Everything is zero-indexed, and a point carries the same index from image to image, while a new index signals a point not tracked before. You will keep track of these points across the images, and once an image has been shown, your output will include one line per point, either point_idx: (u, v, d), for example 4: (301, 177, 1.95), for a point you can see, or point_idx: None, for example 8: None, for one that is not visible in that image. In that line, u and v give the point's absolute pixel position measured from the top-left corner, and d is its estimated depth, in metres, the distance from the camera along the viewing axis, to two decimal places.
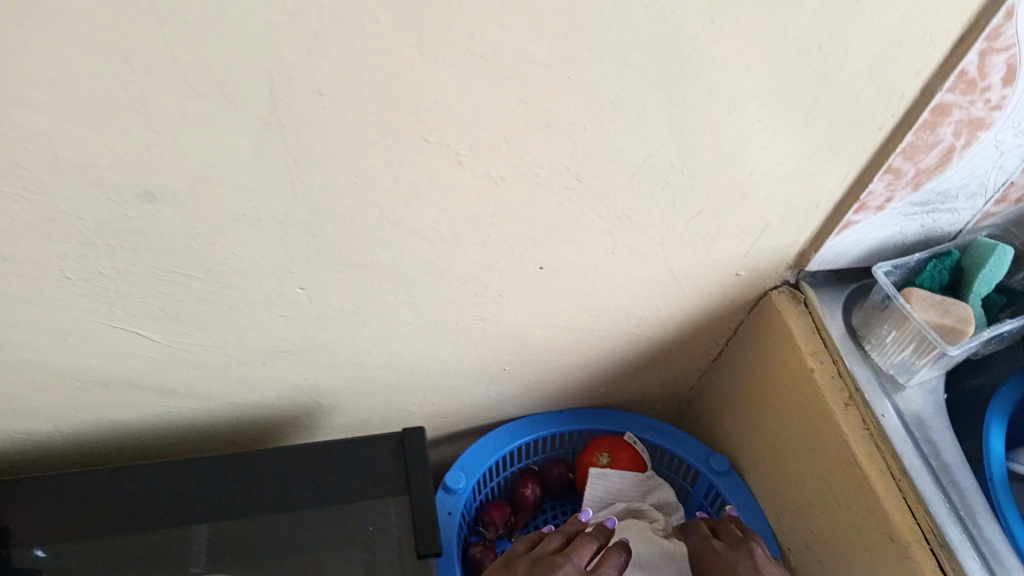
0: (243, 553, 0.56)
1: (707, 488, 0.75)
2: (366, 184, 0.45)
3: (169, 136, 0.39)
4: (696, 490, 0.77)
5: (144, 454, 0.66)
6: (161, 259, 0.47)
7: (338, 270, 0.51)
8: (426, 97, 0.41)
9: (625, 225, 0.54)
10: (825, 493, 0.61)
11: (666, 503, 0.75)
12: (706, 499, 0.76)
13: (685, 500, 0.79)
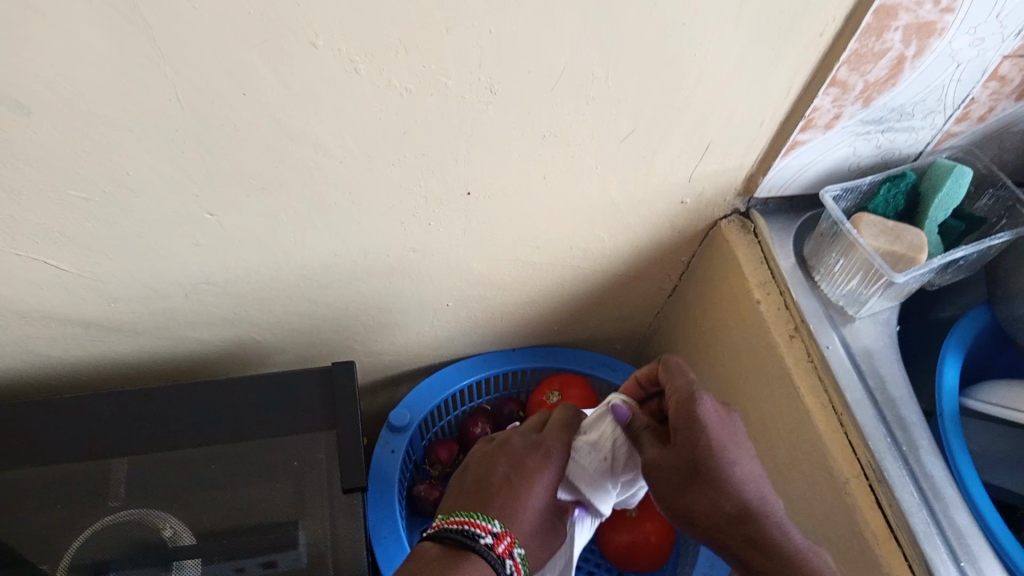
0: (163, 488, 0.55)
1: None
2: (257, 96, 0.42)
3: (22, 40, 0.36)
4: None
5: (76, 387, 0.65)
6: (48, 181, 0.45)
7: (244, 193, 0.49)
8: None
9: (553, 146, 0.51)
10: (769, 429, 0.59)
11: None
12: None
13: None
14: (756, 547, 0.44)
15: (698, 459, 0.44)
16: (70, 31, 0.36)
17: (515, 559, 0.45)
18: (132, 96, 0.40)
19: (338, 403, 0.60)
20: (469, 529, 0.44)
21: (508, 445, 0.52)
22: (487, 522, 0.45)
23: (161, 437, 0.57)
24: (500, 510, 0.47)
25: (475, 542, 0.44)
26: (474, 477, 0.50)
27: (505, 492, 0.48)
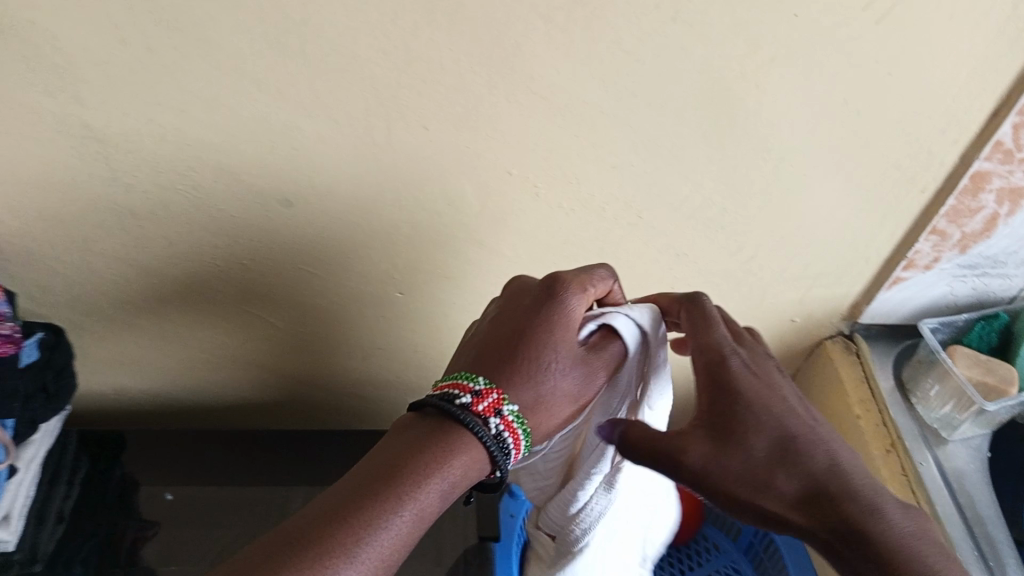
0: None
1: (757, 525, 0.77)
2: (459, 206, 0.55)
3: (303, 153, 0.51)
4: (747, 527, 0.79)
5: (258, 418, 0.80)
6: (286, 255, 0.60)
7: (429, 279, 0.62)
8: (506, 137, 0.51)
9: (686, 262, 0.61)
10: None
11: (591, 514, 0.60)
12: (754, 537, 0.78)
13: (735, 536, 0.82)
14: (841, 527, 0.42)
15: (779, 455, 0.43)
16: (338, 150, 0.51)
17: (502, 419, 0.44)
18: (367, 197, 0.55)
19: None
20: (444, 394, 0.44)
21: (521, 302, 0.49)
22: (470, 381, 0.45)
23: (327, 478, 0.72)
24: (487, 371, 0.46)
25: (450, 403, 0.44)
26: (489, 345, 0.47)
27: (503, 356, 0.46)
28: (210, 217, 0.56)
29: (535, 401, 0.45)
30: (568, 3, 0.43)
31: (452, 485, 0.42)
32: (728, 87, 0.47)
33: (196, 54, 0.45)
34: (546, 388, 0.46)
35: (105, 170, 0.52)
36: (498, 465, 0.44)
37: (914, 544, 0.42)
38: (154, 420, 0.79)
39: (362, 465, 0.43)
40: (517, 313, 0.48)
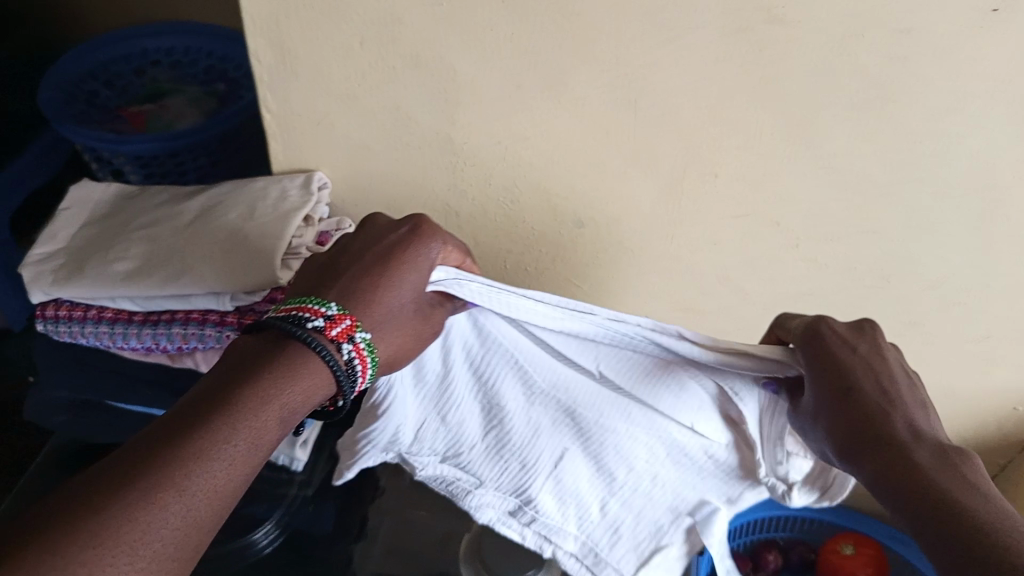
0: None
1: None
2: (722, 247, 0.67)
3: (609, 187, 0.65)
4: None
5: None
6: (564, 271, 0.73)
7: (679, 308, 0.74)
8: (783, 181, 0.61)
9: (916, 329, 0.70)
10: None
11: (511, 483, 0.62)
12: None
13: None
14: (893, 482, 0.42)
15: (823, 413, 0.47)
16: (639, 187, 0.64)
17: (354, 343, 0.50)
18: (649, 228, 0.68)
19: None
20: (295, 315, 0.49)
21: (381, 236, 0.54)
22: (323, 305, 0.50)
23: None
24: (349, 291, 0.51)
25: (305, 325, 0.48)
26: (317, 275, 0.53)
27: (359, 284, 0.51)
28: (513, 227, 0.70)
29: (381, 333, 0.52)
30: (869, 93, 0.55)
31: (292, 410, 0.46)
32: (995, 169, 0.58)
33: (554, 88, 0.59)
34: (384, 322, 0.52)
35: (449, 178, 0.68)
36: (339, 391, 0.49)
37: (940, 487, 0.41)
38: None
39: (204, 389, 0.46)
40: (381, 250, 0.53)
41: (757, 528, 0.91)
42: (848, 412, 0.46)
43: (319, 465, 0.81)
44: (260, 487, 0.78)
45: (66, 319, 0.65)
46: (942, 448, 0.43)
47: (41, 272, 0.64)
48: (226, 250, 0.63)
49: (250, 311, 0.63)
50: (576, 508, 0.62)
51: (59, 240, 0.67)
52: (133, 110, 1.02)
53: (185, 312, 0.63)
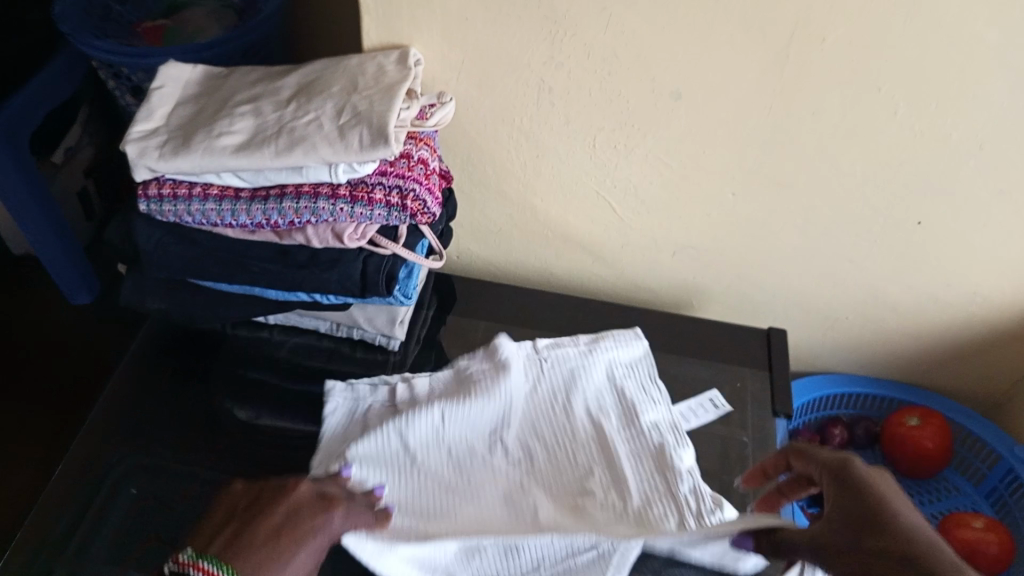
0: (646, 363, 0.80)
1: (1004, 472, 0.89)
2: (819, 116, 0.69)
3: (710, 55, 0.66)
4: (993, 473, 0.90)
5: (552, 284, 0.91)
6: (657, 148, 0.74)
7: (767, 184, 0.76)
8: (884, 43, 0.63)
9: (1005, 199, 0.73)
10: None
11: (481, 416, 0.71)
12: (1001, 481, 0.89)
13: (977, 481, 0.93)
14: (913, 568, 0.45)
15: (849, 535, 0.50)
16: (741, 54, 0.65)
17: None
18: (746, 99, 0.68)
19: (770, 355, 0.81)
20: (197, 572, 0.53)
21: (268, 516, 0.58)
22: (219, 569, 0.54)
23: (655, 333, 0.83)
24: (249, 563, 0.55)
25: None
26: (227, 530, 0.57)
27: (272, 545, 0.57)
28: (610, 102, 0.71)
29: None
30: None
31: None
32: None
33: None
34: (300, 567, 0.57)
35: (549, 53, 0.68)
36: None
37: None
38: (470, 267, 0.92)
39: (258, 521, 0.58)
40: (285, 506, 0.59)
41: (823, 406, 0.96)
42: (873, 541, 0.48)
43: (410, 345, 0.81)
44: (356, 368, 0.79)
45: (170, 197, 0.65)
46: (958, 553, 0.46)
47: (145, 148, 0.63)
48: (337, 121, 0.62)
49: (362, 184, 0.63)
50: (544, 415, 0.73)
51: (157, 118, 0.66)
52: (148, 26, 0.96)
53: (296, 187, 0.63)
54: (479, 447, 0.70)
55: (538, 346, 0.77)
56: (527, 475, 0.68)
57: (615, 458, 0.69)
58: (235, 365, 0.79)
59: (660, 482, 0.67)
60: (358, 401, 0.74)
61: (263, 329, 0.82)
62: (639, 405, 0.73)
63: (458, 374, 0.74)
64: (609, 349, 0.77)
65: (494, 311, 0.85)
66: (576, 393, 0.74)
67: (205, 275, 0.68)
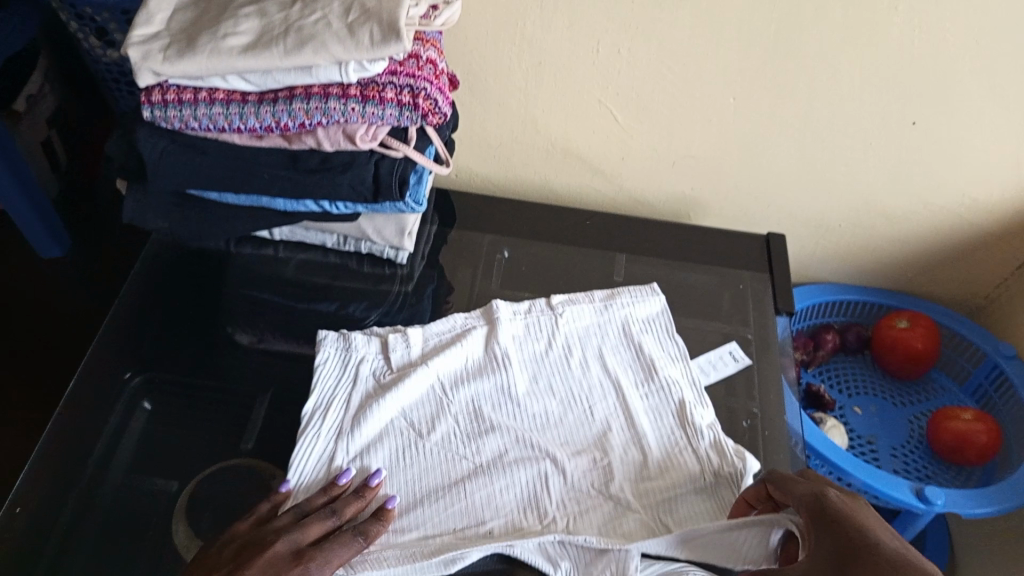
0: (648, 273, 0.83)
1: (990, 368, 0.93)
2: (821, 11, 0.69)
3: None
4: (977, 371, 0.95)
5: (551, 199, 0.91)
6: (660, 50, 0.74)
7: (767, 88, 0.76)
8: None
9: (999, 96, 0.75)
10: None
11: (487, 382, 0.71)
12: (985, 378, 0.94)
13: (962, 379, 0.97)
14: None
15: None
16: None
17: None
18: None
19: (769, 257, 0.85)
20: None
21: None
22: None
23: (653, 244, 0.86)
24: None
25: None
26: None
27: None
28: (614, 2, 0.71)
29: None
30: None
31: None
32: None
33: None
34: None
35: None
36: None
37: None
38: (469, 186, 0.92)
39: None
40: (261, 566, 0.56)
41: (816, 314, 0.98)
42: None
43: (416, 260, 0.83)
44: (363, 283, 0.81)
45: (176, 103, 0.64)
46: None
47: (149, 51, 0.62)
48: (345, 19, 0.60)
49: (372, 83, 0.62)
50: (550, 370, 0.72)
51: (158, 23, 0.64)
52: None
53: (306, 88, 0.62)
54: (493, 402, 0.69)
55: (551, 303, 0.78)
56: (544, 426, 0.68)
57: (631, 409, 0.69)
58: (240, 283, 0.81)
59: (681, 437, 0.67)
60: (349, 352, 0.72)
61: (268, 247, 0.83)
62: (655, 355, 0.73)
63: (461, 346, 0.73)
64: (626, 305, 0.77)
65: (497, 234, 0.86)
66: (588, 349, 0.74)
67: (214, 188, 0.68)
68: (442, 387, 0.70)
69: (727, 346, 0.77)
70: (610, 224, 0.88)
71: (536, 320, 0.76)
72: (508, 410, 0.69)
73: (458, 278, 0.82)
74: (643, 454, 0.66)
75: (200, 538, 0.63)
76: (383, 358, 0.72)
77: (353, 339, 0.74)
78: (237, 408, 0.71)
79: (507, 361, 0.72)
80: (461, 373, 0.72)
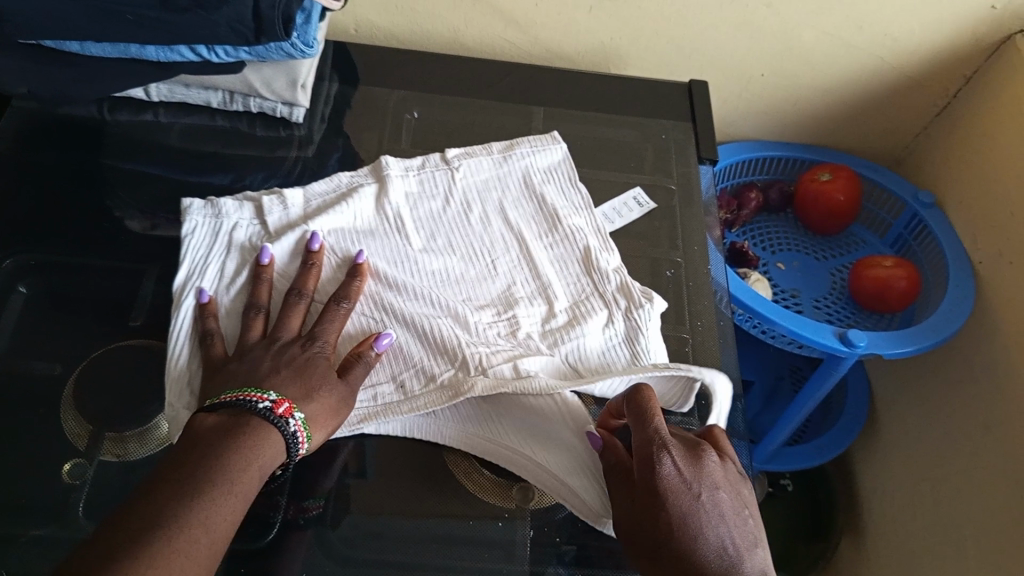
0: (569, 129, 0.78)
1: (909, 218, 0.94)
2: None
3: None
4: (896, 222, 0.96)
5: (464, 50, 0.85)
6: None
7: None
8: None
9: None
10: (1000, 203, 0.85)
11: (378, 242, 0.64)
12: (905, 228, 0.95)
13: (882, 232, 0.98)
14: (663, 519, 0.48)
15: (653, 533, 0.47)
16: None
17: (296, 421, 0.50)
18: None
19: (692, 106, 0.82)
20: (245, 399, 0.50)
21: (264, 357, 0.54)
22: (264, 393, 0.51)
23: (573, 98, 0.81)
24: (289, 391, 0.51)
25: (255, 408, 0.49)
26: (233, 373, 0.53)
27: (304, 376, 0.53)
28: None
29: (315, 412, 0.52)
30: None
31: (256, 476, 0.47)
32: None
33: None
34: (346, 387, 0.54)
35: None
36: (288, 454, 0.50)
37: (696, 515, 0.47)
38: (374, 38, 0.85)
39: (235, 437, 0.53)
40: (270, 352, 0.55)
41: (739, 172, 0.97)
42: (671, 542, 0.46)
43: (315, 122, 0.76)
44: (258, 149, 0.74)
45: None
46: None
47: None
48: None
49: None
50: (448, 225, 0.67)
51: None
52: None
53: None
54: (388, 261, 0.63)
55: (446, 157, 0.71)
56: (445, 282, 0.63)
57: (535, 260, 0.65)
58: (119, 155, 0.73)
59: (588, 285, 0.63)
60: (220, 220, 0.64)
61: (147, 111, 0.75)
62: (557, 206, 0.69)
63: (348, 204, 0.66)
64: (526, 156, 0.72)
65: (403, 92, 0.80)
66: (488, 204, 0.69)
67: (70, 35, 0.59)
68: (333, 249, 0.63)
69: (632, 192, 0.74)
70: (525, 77, 0.82)
71: (432, 176, 0.70)
72: (405, 269, 0.63)
73: (363, 141, 0.76)
74: (551, 303, 0.62)
75: (92, 424, 0.56)
76: (258, 223, 0.64)
77: (223, 204, 0.65)
78: (125, 285, 0.65)
79: (401, 220, 0.66)
80: (350, 232, 0.65)
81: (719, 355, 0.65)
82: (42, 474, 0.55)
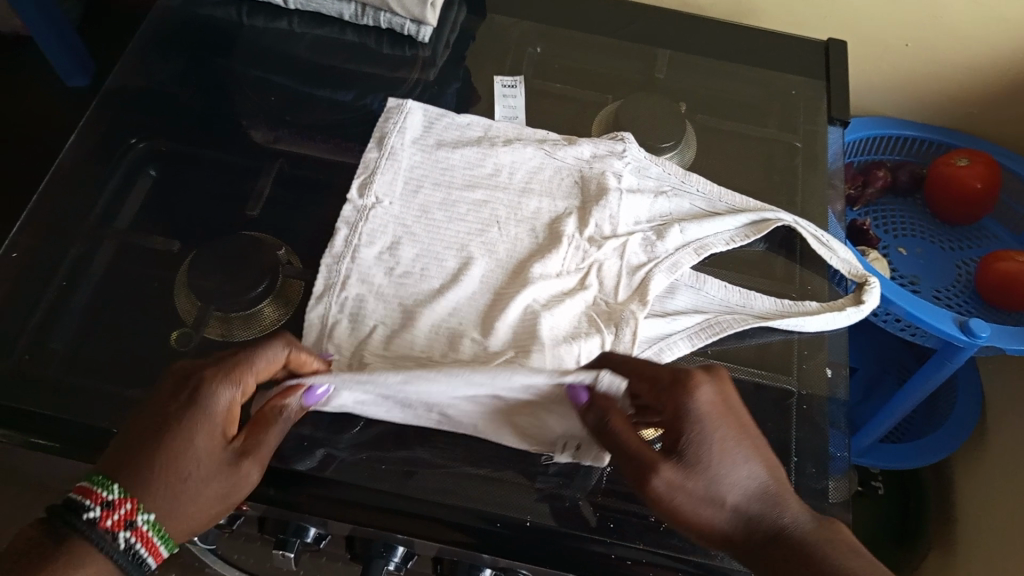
0: (691, 75, 0.76)
1: None
2: None
3: None
4: None
5: None
6: None
7: None
8: None
9: None
10: None
11: (429, 292, 0.58)
12: None
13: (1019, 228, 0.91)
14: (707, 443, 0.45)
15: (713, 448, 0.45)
16: None
17: (133, 529, 0.43)
18: None
19: (825, 66, 0.78)
20: (77, 501, 0.42)
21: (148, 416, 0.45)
22: (104, 489, 0.42)
23: (699, 44, 0.78)
24: (151, 476, 0.43)
25: (78, 518, 0.42)
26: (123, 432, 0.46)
27: (174, 454, 0.44)
28: None
29: (185, 504, 0.44)
30: None
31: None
32: None
33: None
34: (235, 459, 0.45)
35: None
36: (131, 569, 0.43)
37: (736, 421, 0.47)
38: None
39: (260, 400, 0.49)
40: (163, 401, 0.46)
41: (867, 148, 0.92)
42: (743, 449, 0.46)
43: (440, 45, 0.77)
44: (382, 66, 0.75)
45: None
46: (808, 510, 0.46)
47: None
48: None
49: None
50: (427, 234, 0.61)
51: None
52: None
53: None
54: (441, 317, 0.57)
55: (352, 196, 0.62)
56: (503, 266, 0.60)
57: (523, 194, 0.64)
58: (250, 60, 0.75)
59: (577, 175, 0.66)
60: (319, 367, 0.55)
61: (282, 18, 0.78)
62: (475, 135, 0.68)
63: (369, 327, 0.56)
64: (399, 143, 0.66)
65: (529, 26, 0.79)
66: (433, 191, 0.63)
67: None
68: (414, 337, 0.56)
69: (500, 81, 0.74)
70: (654, 19, 0.80)
71: (370, 221, 0.61)
72: (468, 299, 0.58)
73: (485, 70, 0.75)
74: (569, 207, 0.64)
75: (199, 301, 0.58)
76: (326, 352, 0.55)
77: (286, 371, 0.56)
78: (243, 177, 0.67)
79: (404, 268, 0.59)
80: (388, 328, 0.57)
81: (826, 276, 0.65)
82: (153, 338, 0.58)
